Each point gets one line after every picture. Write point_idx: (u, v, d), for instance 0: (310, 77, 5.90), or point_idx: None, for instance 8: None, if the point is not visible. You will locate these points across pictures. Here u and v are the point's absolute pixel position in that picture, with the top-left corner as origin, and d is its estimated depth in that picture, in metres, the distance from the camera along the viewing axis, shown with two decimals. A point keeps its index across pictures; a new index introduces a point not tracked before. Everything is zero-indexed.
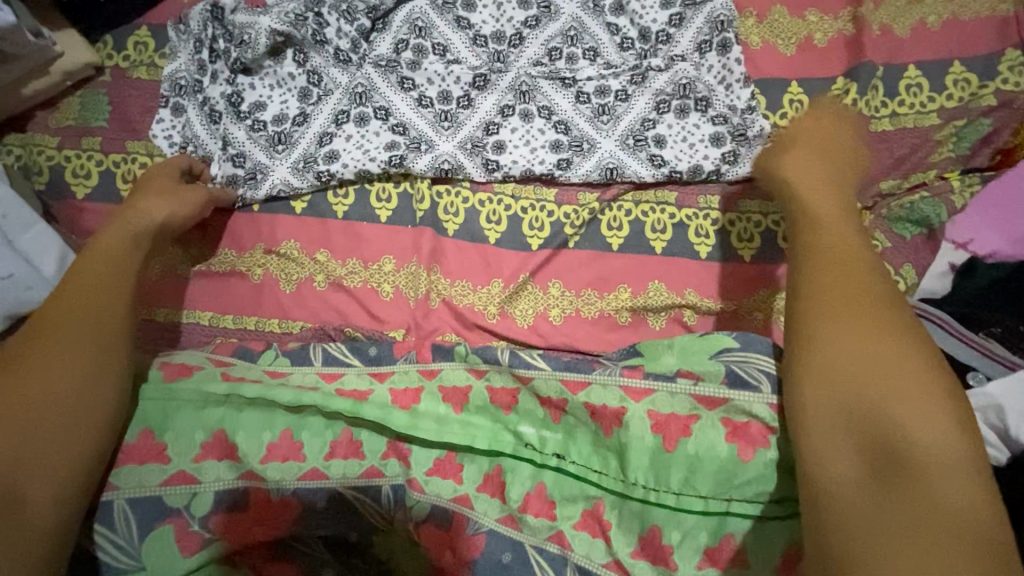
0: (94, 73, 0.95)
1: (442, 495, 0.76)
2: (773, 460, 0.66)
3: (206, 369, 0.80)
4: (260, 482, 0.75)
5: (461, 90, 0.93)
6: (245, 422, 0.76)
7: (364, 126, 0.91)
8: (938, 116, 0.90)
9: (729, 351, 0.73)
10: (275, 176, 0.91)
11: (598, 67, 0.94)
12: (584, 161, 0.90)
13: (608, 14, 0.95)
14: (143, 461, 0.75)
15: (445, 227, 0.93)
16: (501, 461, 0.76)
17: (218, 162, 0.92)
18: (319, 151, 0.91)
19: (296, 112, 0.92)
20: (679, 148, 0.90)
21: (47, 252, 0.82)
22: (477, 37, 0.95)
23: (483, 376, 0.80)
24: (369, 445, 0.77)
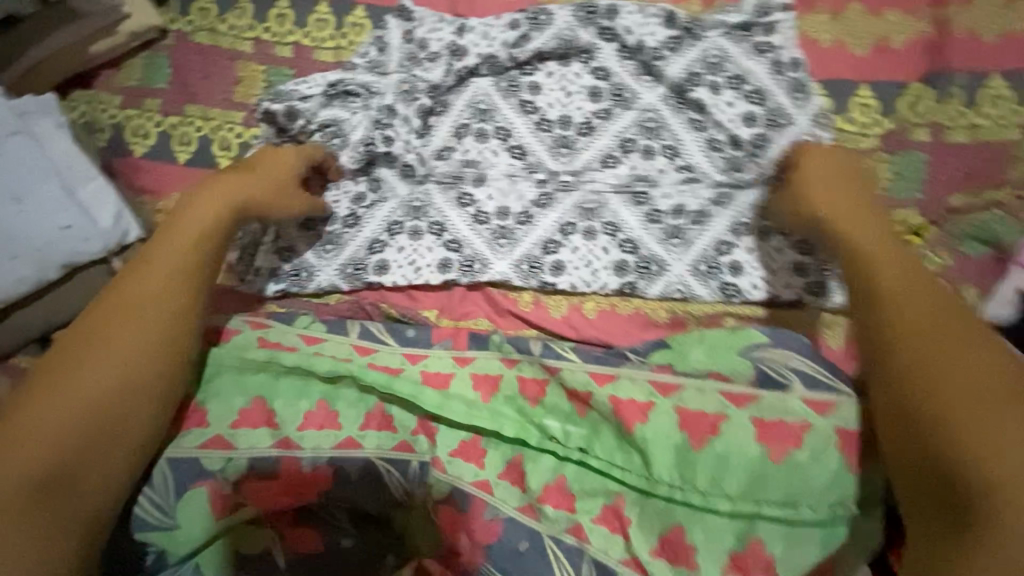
0: (158, 35, 0.97)
1: (463, 478, 0.76)
2: (806, 462, 0.65)
3: (244, 334, 0.83)
4: (293, 450, 0.76)
5: (522, 206, 0.89)
6: (282, 390, 0.79)
7: (415, 241, 0.89)
8: (1022, 130, 0.84)
9: (759, 348, 0.75)
10: (320, 279, 0.90)
11: (673, 168, 0.90)
12: (652, 283, 0.87)
13: (690, 111, 0.90)
14: (188, 424, 0.77)
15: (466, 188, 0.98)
16: (523, 450, 0.76)
17: (266, 254, 0.92)
18: (368, 258, 0.90)
19: (348, 214, 0.91)
20: (758, 276, 0.86)
21: (104, 206, 0.85)
22: (542, 122, 0.92)
23: (514, 366, 0.80)
24: (401, 420, 0.79)
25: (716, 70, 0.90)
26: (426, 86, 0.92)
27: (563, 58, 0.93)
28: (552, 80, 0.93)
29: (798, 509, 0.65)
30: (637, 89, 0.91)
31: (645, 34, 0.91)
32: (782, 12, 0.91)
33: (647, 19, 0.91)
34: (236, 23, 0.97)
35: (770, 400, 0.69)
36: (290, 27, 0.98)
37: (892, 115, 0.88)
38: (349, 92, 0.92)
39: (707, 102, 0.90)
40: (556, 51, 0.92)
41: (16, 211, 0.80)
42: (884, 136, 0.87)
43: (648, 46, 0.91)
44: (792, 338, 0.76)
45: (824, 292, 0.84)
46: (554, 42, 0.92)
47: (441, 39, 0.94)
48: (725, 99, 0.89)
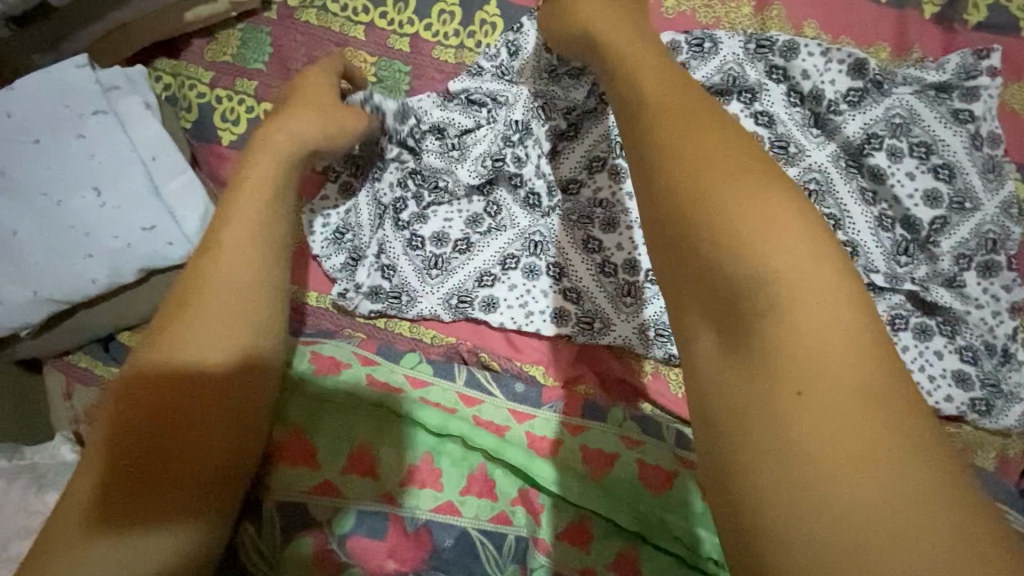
0: (260, 7, 0.85)
1: (568, 564, 0.66)
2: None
3: (354, 368, 0.75)
4: (398, 508, 0.68)
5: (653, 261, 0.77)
6: (388, 438, 0.70)
7: (531, 281, 0.80)
8: None
9: None
10: (421, 306, 0.81)
11: (834, 241, 0.77)
12: None
13: (863, 177, 0.78)
14: (294, 462, 0.68)
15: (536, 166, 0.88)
16: (639, 545, 0.67)
17: (367, 270, 0.82)
18: (476, 290, 0.80)
19: (459, 236, 0.81)
20: (914, 380, 0.75)
21: (192, 204, 0.73)
22: None
23: (636, 448, 0.72)
24: (503, 487, 0.71)
25: (902, 134, 0.78)
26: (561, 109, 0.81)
27: (721, 94, 0.81)
28: None
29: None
30: (803, 143, 0.79)
31: (823, 82, 0.80)
32: (989, 75, 0.78)
33: (829, 64, 0.80)
34: (350, 4, 0.85)
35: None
36: (410, 16, 0.85)
37: None
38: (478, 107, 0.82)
39: (885, 169, 0.78)
40: (718, 86, 0.80)
41: (96, 204, 0.70)
42: None
43: (826, 96, 0.79)
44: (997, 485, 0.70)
45: (992, 412, 0.74)
46: (719, 75, 0.80)
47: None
48: (908, 168, 0.78)
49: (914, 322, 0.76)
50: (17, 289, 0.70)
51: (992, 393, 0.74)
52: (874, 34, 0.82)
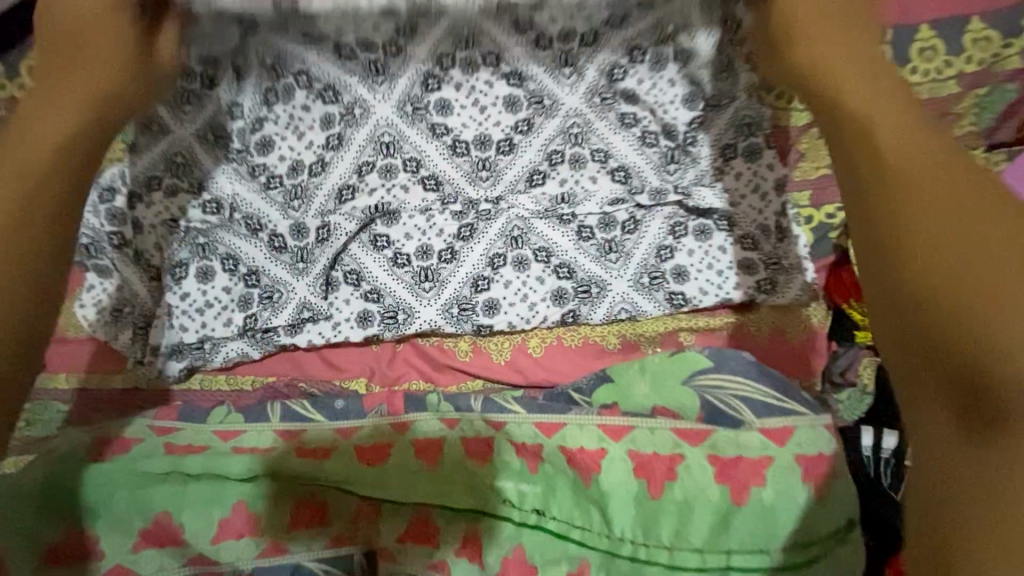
0: None
1: (417, 566, 0.66)
2: (772, 501, 0.60)
3: (146, 442, 0.71)
4: (210, 566, 0.66)
5: (443, 242, 0.81)
6: (191, 498, 0.68)
7: (331, 294, 0.80)
8: (959, 82, 0.78)
9: (704, 375, 0.70)
10: (229, 345, 0.79)
11: (607, 172, 0.81)
12: (597, 307, 0.79)
13: (617, 105, 0.80)
14: (75, 558, 0.65)
15: None
16: (477, 521, 0.67)
17: (162, 329, 0.78)
18: (276, 316, 0.79)
19: (249, 264, 0.80)
20: (704, 281, 0.78)
21: None
22: (457, 145, 0.82)
23: (456, 427, 0.72)
24: (336, 509, 0.70)
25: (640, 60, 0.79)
26: (318, 125, 0.81)
27: (467, 63, 0.80)
28: (462, 96, 0.81)
29: (771, 554, 0.58)
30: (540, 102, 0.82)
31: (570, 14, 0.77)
32: None
33: None
34: None
35: (723, 433, 0.65)
36: None
37: None
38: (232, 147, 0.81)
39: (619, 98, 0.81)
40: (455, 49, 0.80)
41: None
42: None
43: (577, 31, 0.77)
44: (742, 358, 0.70)
45: (777, 288, 0.78)
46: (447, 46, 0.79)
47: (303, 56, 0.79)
48: (649, 94, 0.80)
49: (695, 228, 0.80)
50: None
51: (769, 273, 0.78)
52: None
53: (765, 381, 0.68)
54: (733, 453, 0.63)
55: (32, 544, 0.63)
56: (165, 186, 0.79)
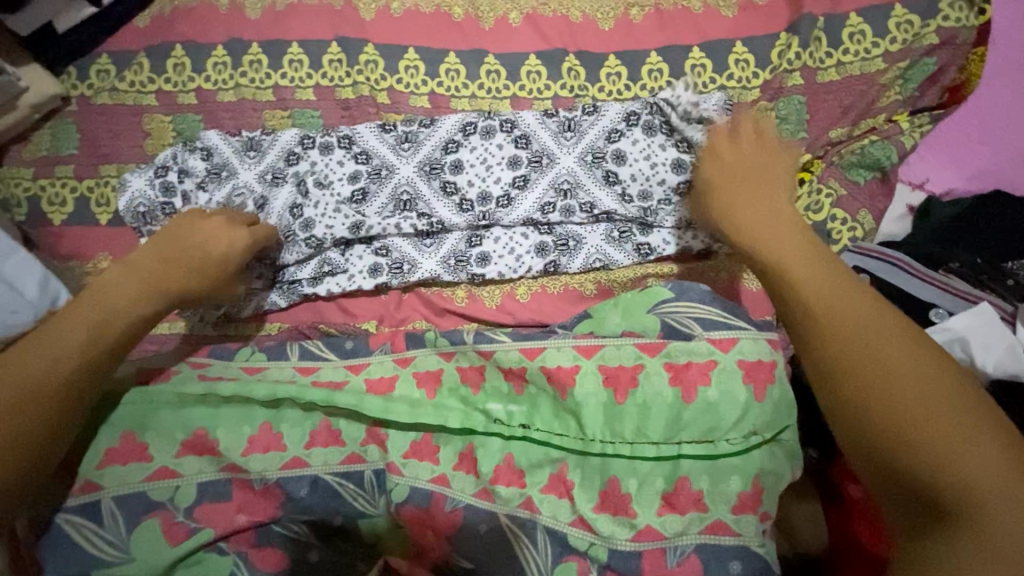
0: (61, 103, 0.99)
1: (420, 477, 0.76)
2: (714, 399, 0.72)
3: (183, 371, 0.80)
4: (244, 473, 0.75)
5: (435, 207, 0.91)
6: (225, 418, 0.77)
7: (347, 252, 0.93)
8: (884, 59, 0.90)
9: (664, 302, 0.80)
10: (260, 296, 0.92)
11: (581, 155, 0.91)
12: (574, 258, 0.90)
13: (607, 163, 0.89)
14: (126, 462, 0.73)
15: (341, 93, 0.99)
16: (473, 438, 0.77)
17: None
18: (300, 270, 0.92)
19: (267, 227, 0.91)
20: (667, 232, 0.89)
21: (29, 274, 0.86)
22: (449, 142, 0.92)
23: (452, 359, 0.82)
24: (350, 433, 0.78)
25: (634, 124, 0.90)
26: (348, 178, 0.92)
27: (486, 130, 0.92)
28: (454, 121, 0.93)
29: (717, 443, 0.71)
30: (527, 87, 0.97)
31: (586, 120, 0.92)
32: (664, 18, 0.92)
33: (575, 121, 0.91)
34: (135, 79, 1.00)
35: (678, 345, 0.76)
36: (188, 74, 1.00)
37: (768, 66, 0.93)
38: (259, 135, 0.96)
39: (591, 84, 0.96)
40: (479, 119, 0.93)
41: None
42: (764, 86, 0.93)
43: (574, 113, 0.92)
44: (697, 289, 0.81)
45: None
46: (456, 132, 0.93)
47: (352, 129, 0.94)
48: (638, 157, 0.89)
49: (674, 186, 0.89)
50: None
51: None
52: (581, 41, 0.98)
53: (713, 304, 0.79)
54: (684, 358, 0.75)
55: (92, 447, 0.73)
56: (208, 163, 0.94)
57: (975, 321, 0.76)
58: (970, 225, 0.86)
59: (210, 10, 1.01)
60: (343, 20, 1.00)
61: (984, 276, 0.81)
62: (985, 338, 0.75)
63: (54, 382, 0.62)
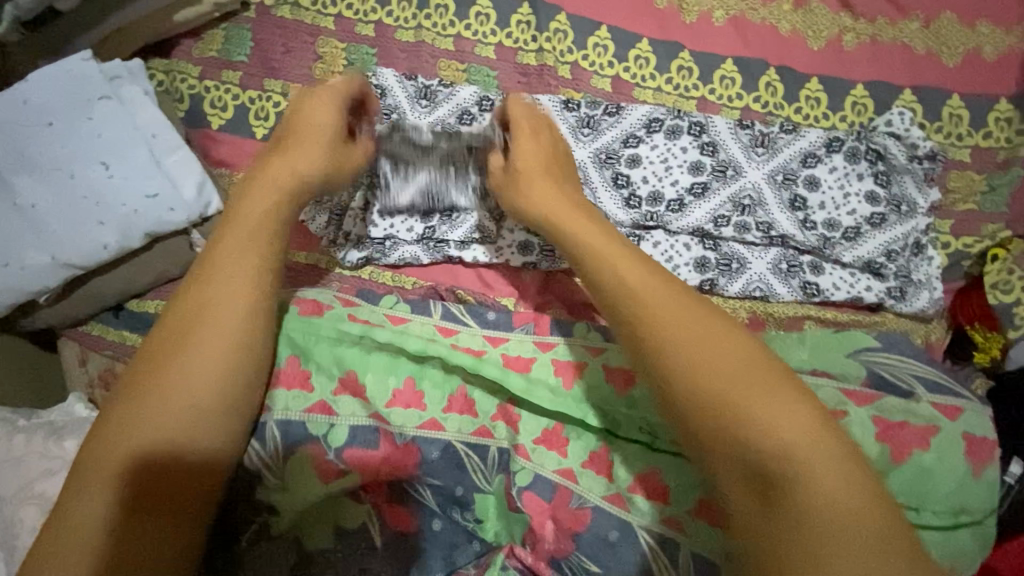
0: (240, 8, 0.97)
1: (546, 466, 0.74)
2: (931, 464, 0.64)
3: (337, 308, 0.77)
4: (387, 424, 0.73)
5: (600, 197, 0.88)
6: (373, 364, 0.74)
7: (500, 223, 0.89)
8: None
9: (871, 351, 0.74)
10: (405, 247, 0.90)
11: (767, 176, 0.87)
12: (734, 281, 0.86)
13: (797, 187, 0.86)
14: (289, 387, 0.73)
15: (523, 58, 0.95)
16: (609, 440, 0.74)
17: (354, 219, 0.89)
18: (448, 230, 0.89)
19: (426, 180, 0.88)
20: (837, 277, 0.85)
21: (188, 175, 0.83)
22: (630, 138, 0.90)
23: (600, 355, 0.78)
24: (481, 405, 0.76)
25: (836, 150, 0.86)
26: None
27: (672, 130, 0.90)
28: (635, 114, 0.91)
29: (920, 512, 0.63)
30: (718, 92, 0.92)
31: (773, 131, 0.88)
32: (869, 61, 0.91)
33: (753, 131, 0.89)
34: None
35: (889, 401, 0.69)
36: (372, 5, 0.96)
37: (981, 128, 0.88)
38: (436, 85, 0.92)
39: (787, 103, 0.91)
40: (667, 116, 0.90)
41: (105, 176, 0.80)
42: (973, 149, 0.87)
43: (760, 127, 0.89)
44: (904, 345, 0.76)
45: (905, 297, 0.84)
46: (641, 127, 0.90)
47: (532, 97, 0.91)
48: (832, 186, 0.86)
49: (847, 230, 0.85)
50: (36, 255, 0.78)
51: (900, 280, 0.85)
52: (785, 55, 0.92)
53: (912, 359, 0.74)
54: (901, 417, 0.67)
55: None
56: (378, 102, 0.90)
57: None
58: None
59: None
60: None
61: None
62: None
63: (209, 413, 0.58)
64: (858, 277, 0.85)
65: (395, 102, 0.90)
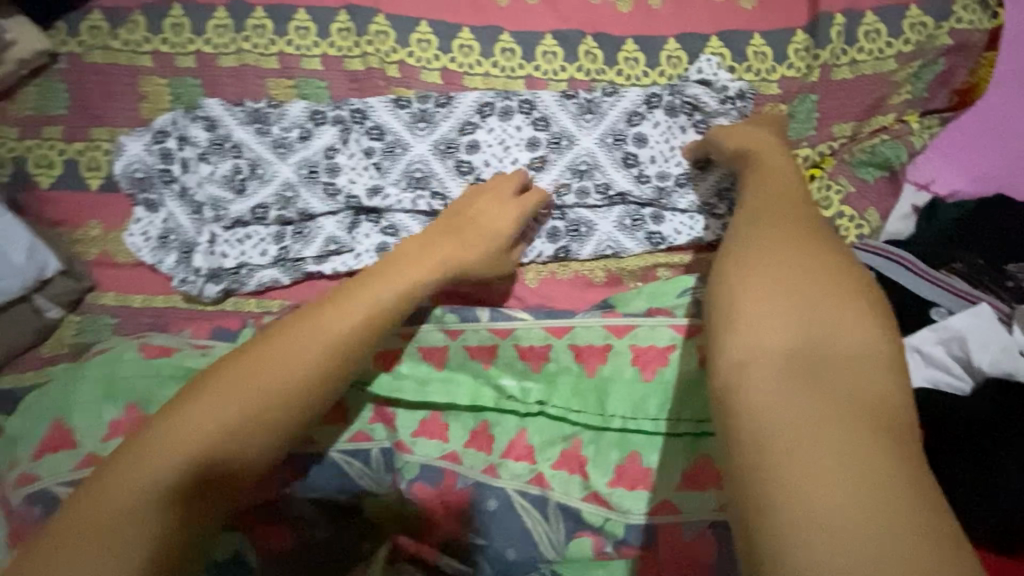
0: (49, 61, 0.94)
1: (430, 455, 0.76)
2: None
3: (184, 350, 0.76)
4: None
5: (444, 186, 0.90)
6: None
7: (354, 229, 0.89)
8: (897, 60, 0.91)
9: (690, 288, 0.80)
10: (262, 272, 0.88)
11: (598, 141, 0.91)
12: (585, 244, 0.90)
13: (628, 146, 0.91)
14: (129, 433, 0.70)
15: (349, 65, 0.95)
16: (485, 417, 0.76)
17: (202, 255, 0.87)
18: (301, 246, 0.88)
19: (273, 201, 0.88)
20: (678, 222, 0.91)
21: (14, 240, 0.81)
22: (466, 125, 0.92)
23: (459, 337, 0.78)
24: (355, 411, 0.77)
25: (655, 106, 0.91)
26: (360, 155, 0.90)
27: (503, 112, 0.92)
28: (465, 101, 0.93)
29: None
30: (543, 67, 0.96)
31: (597, 96, 0.92)
32: (675, 16, 0.96)
33: (579, 100, 0.92)
34: (130, 38, 0.94)
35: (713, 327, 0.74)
36: (187, 35, 0.95)
37: (785, 61, 0.93)
38: (265, 106, 0.92)
39: (608, 67, 0.95)
40: (497, 99, 0.93)
41: None
42: (781, 81, 0.93)
43: (584, 95, 0.93)
44: None
45: None
46: (473, 113, 0.92)
47: (363, 101, 0.92)
48: (659, 140, 0.91)
49: (678, 178, 0.91)
50: None
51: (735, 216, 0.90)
52: (598, 23, 0.96)
53: None
54: None
55: (93, 419, 0.69)
56: (211, 134, 0.90)
57: (973, 320, 0.80)
58: (974, 225, 0.87)
59: None
60: None
61: (983, 279, 0.83)
62: (984, 337, 0.79)
63: None
64: (696, 218, 0.90)
65: (230, 131, 0.90)
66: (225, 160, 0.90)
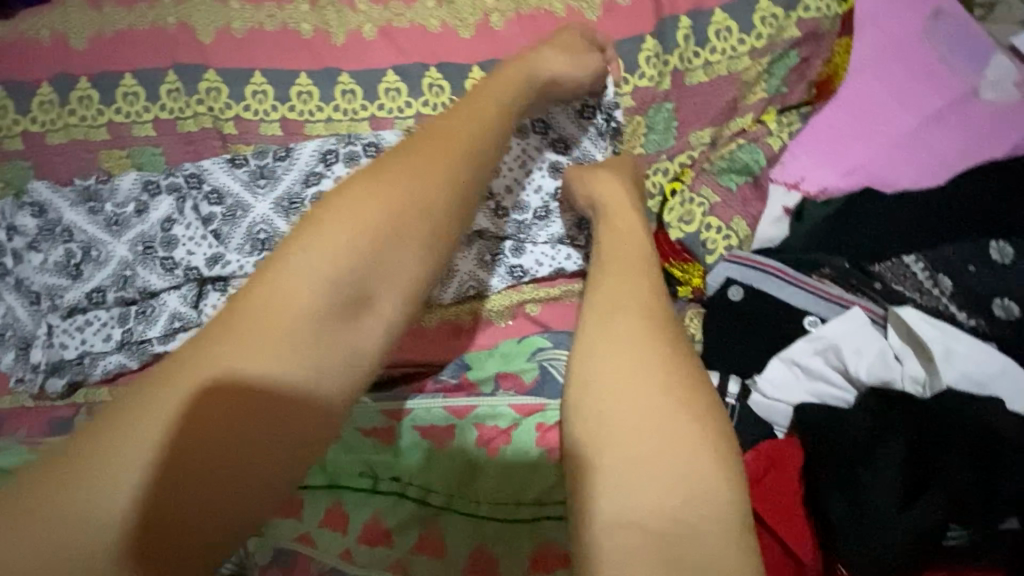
0: None
1: (282, 537, 0.65)
2: None
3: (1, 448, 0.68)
4: None
5: None
6: None
7: (202, 301, 0.85)
8: (750, 57, 0.86)
9: (541, 350, 0.79)
10: (107, 358, 0.83)
11: None
12: (445, 288, 0.84)
13: None
14: None
15: (185, 127, 0.91)
16: (340, 492, 0.69)
17: (42, 347, 0.83)
18: (146, 326, 0.84)
19: (112, 282, 0.84)
20: (539, 254, 0.86)
21: None
22: (307, 176, 0.87)
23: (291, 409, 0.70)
24: None
25: None
26: (200, 222, 0.86)
27: (348, 158, 0.88)
28: (305, 151, 0.88)
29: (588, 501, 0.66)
30: (387, 105, 0.91)
31: None
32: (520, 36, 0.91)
33: None
34: None
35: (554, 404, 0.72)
36: (11, 117, 0.90)
37: (637, 70, 0.85)
38: (96, 183, 0.88)
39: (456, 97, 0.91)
40: (339, 145, 0.88)
41: None
42: (635, 94, 0.85)
43: None
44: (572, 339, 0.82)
45: None
46: (314, 163, 0.88)
47: (198, 165, 0.88)
48: (511, 167, 0.85)
49: (535, 208, 0.86)
50: None
51: None
52: (441, 52, 0.91)
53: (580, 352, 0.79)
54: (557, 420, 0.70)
55: None
56: (41, 220, 0.86)
57: (846, 327, 0.76)
58: (842, 224, 0.83)
59: (31, 42, 0.91)
60: (179, 44, 0.91)
61: (852, 280, 0.80)
62: (856, 343, 0.75)
63: None
64: (558, 248, 0.86)
65: (61, 212, 0.86)
66: (58, 244, 0.85)
